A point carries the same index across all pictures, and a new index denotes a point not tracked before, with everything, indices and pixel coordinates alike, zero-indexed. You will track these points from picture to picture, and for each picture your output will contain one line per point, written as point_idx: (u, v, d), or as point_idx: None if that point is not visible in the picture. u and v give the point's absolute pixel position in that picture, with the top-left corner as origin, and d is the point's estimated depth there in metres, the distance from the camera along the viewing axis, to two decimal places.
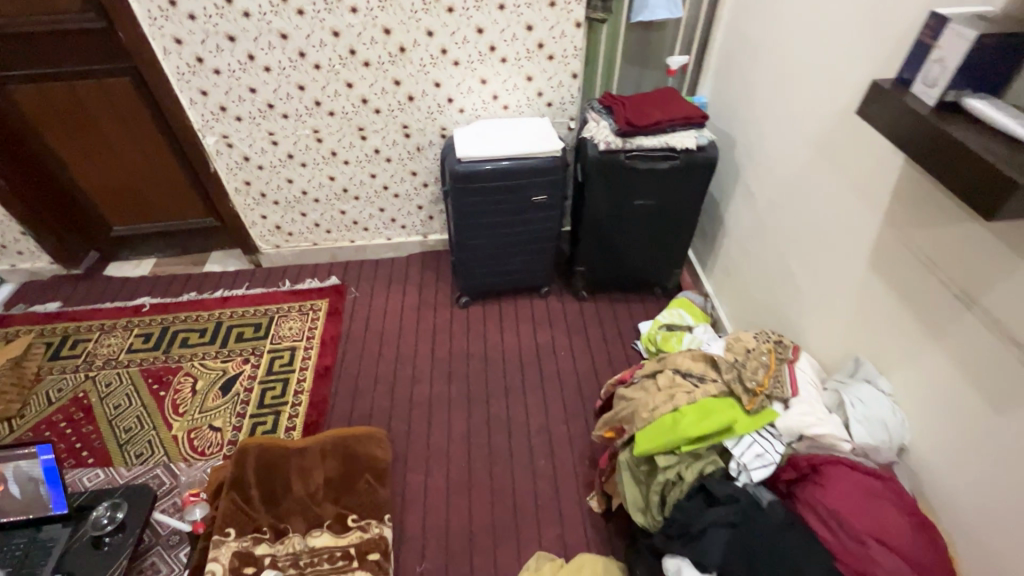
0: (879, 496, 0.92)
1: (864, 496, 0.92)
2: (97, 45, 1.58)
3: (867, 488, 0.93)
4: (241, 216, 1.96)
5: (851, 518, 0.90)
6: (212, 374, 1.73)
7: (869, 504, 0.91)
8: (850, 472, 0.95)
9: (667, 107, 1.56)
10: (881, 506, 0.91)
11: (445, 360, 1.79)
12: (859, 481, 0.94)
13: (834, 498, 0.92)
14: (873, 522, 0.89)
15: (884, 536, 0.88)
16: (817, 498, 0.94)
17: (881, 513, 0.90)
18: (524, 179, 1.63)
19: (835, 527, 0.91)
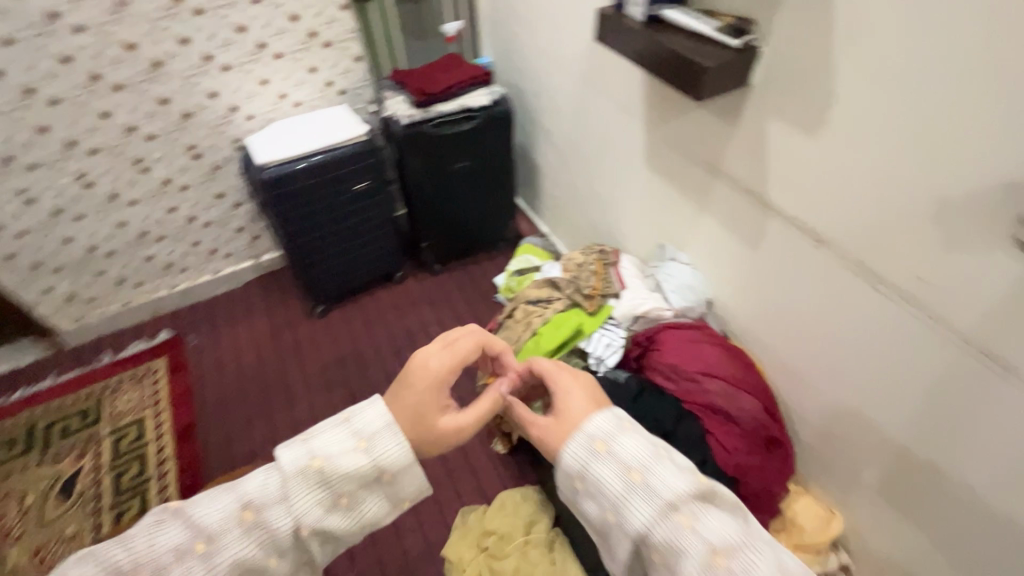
0: (700, 340, 1.14)
1: (688, 346, 1.13)
2: None
3: (689, 339, 1.14)
4: (18, 297, 1.64)
5: (682, 366, 1.10)
6: (42, 482, 1.46)
7: (693, 350, 1.12)
8: (675, 332, 1.16)
9: (452, 72, 1.65)
10: (701, 349, 1.12)
11: (318, 373, 1.73)
12: (682, 336, 1.15)
13: (667, 356, 1.12)
14: (698, 362, 1.10)
15: (708, 370, 1.09)
16: (657, 361, 1.13)
17: (702, 354, 1.11)
18: (338, 171, 1.60)
19: (676, 376, 1.10)
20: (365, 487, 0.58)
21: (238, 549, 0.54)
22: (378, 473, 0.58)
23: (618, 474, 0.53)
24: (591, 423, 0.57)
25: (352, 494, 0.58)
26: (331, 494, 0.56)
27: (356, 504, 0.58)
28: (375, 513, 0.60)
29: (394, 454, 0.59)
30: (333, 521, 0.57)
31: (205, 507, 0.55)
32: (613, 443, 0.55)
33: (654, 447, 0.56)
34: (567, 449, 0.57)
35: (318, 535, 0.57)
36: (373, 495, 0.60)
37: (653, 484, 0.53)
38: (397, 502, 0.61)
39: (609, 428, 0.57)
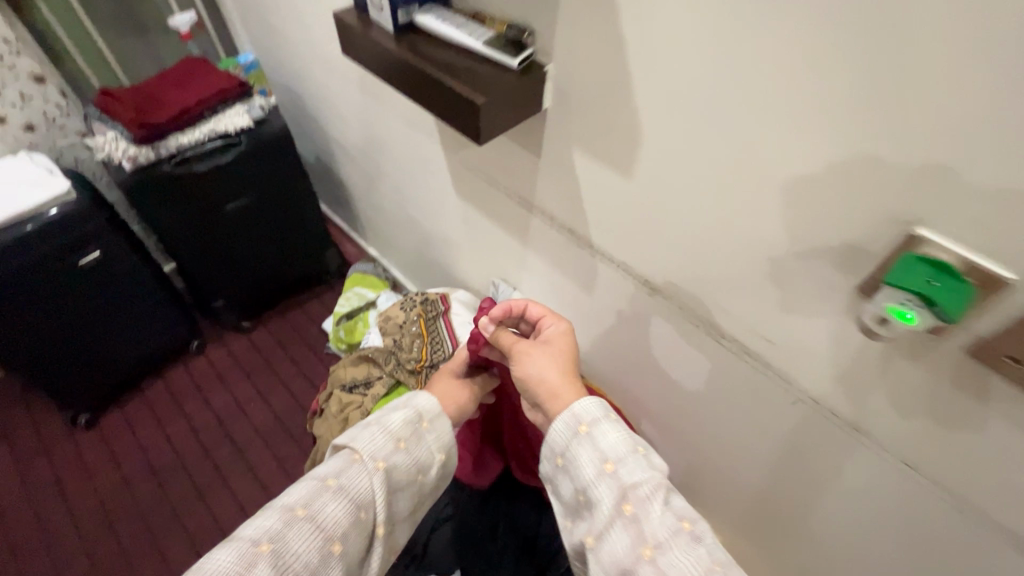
0: None
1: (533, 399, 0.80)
2: None
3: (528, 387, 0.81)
4: None
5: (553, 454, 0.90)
6: None
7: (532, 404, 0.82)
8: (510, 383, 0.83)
9: (189, 87, 1.21)
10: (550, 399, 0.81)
11: (95, 511, 1.29)
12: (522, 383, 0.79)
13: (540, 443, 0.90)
14: None
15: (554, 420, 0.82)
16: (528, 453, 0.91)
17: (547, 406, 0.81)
18: (42, 247, 1.12)
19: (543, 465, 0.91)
20: (416, 437, 0.56)
21: (329, 521, 0.48)
22: (419, 420, 0.57)
23: (612, 484, 0.53)
24: (580, 403, 0.57)
25: (412, 441, 0.56)
26: (393, 439, 0.54)
27: (417, 455, 0.56)
28: (434, 456, 0.58)
29: (427, 403, 0.59)
30: (401, 462, 0.54)
31: (258, 516, 0.48)
32: (597, 428, 0.55)
33: (637, 444, 0.55)
34: (554, 429, 0.57)
35: (386, 483, 0.53)
36: (427, 440, 0.58)
37: (627, 489, 0.52)
38: (438, 450, 0.58)
39: (598, 414, 0.56)
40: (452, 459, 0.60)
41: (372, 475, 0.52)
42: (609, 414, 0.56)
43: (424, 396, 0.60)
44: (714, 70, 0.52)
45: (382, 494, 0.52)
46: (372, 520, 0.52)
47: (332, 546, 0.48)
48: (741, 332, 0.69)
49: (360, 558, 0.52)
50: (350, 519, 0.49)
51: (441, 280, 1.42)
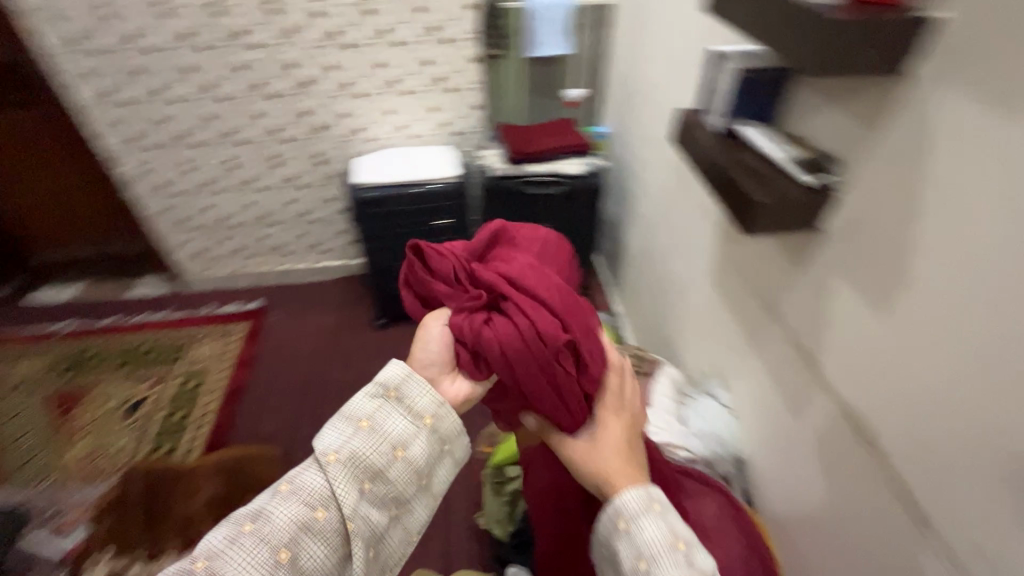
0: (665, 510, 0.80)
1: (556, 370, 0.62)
2: (8, 76, 1.62)
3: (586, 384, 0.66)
4: (164, 241, 1.97)
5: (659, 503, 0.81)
6: (124, 395, 1.73)
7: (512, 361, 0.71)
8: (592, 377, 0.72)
9: (555, 137, 1.65)
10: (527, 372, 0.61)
11: (355, 381, 1.80)
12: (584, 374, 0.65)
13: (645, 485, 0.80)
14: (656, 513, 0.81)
15: (495, 345, 0.61)
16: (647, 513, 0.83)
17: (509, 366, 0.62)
18: (426, 204, 1.68)
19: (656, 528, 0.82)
20: (381, 412, 0.63)
21: (269, 527, 0.56)
22: (383, 392, 0.64)
23: None
24: (621, 499, 0.60)
25: (376, 416, 0.63)
26: (352, 421, 0.62)
27: (383, 425, 0.63)
28: (421, 425, 0.64)
29: (390, 373, 0.65)
30: (362, 445, 0.61)
31: (207, 537, 0.56)
32: (636, 524, 0.59)
33: (676, 538, 0.58)
34: (603, 514, 0.62)
35: (349, 470, 0.59)
36: (394, 413, 0.63)
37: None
38: (420, 420, 0.64)
39: (639, 507, 0.60)
40: (444, 423, 0.66)
41: (327, 468, 0.59)
42: (650, 507, 0.60)
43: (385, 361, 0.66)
44: (995, 236, 0.53)
45: (330, 486, 0.59)
46: (332, 517, 0.59)
47: (283, 551, 0.55)
48: (948, 527, 0.60)
49: (337, 552, 0.59)
50: (301, 517, 0.57)
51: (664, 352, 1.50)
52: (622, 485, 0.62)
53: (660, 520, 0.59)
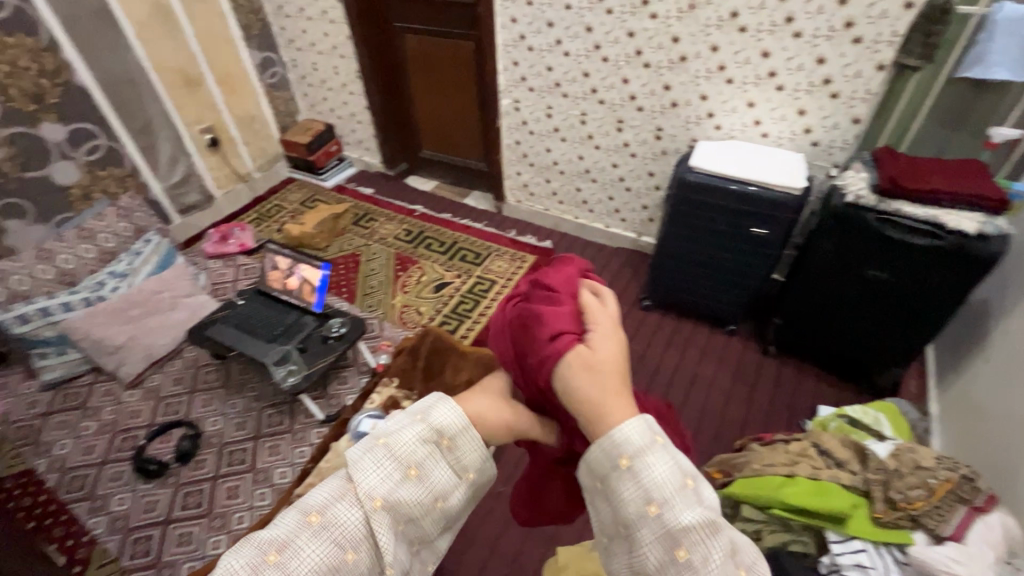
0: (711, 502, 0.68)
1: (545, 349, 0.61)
2: (460, 14, 2.07)
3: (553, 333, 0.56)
4: (504, 168, 2.33)
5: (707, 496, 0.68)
6: (437, 275, 2.18)
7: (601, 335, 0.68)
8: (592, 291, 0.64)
9: (952, 180, 1.32)
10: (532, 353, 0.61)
11: None
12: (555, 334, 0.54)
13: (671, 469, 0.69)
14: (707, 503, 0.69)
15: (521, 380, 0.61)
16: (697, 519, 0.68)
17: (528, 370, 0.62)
18: (751, 208, 1.57)
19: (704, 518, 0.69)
20: (429, 461, 0.57)
21: (302, 561, 0.50)
22: (437, 438, 0.58)
23: (652, 529, 0.46)
24: (622, 433, 0.47)
25: (426, 462, 0.57)
26: (400, 467, 0.56)
27: (429, 472, 0.57)
28: (460, 478, 0.59)
29: (442, 418, 0.59)
30: (407, 492, 0.55)
31: (230, 558, 0.50)
32: (641, 461, 0.47)
33: (684, 472, 0.48)
34: (590, 456, 0.50)
35: (389, 517, 0.54)
36: (440, 464, 0.58)
37: (679, 534, 0.45)
38: (461, 474, 0.59)
39: (640, 441, 0.48)
40: (482, 475, 0.61)
41: (368, 513, 0.54)
42: (648, 433, 0.48)
43: (439, 400, 0.60)
44: None
45: (367, 528, 0.54)
46: (361, 562, 0.53)
47: None
48: None
49: None
50: (329, 559, 0.52)
51: (995, 488, 1.14)
52: (619, 420, 0.49)
53: (665, 456, 0.48)
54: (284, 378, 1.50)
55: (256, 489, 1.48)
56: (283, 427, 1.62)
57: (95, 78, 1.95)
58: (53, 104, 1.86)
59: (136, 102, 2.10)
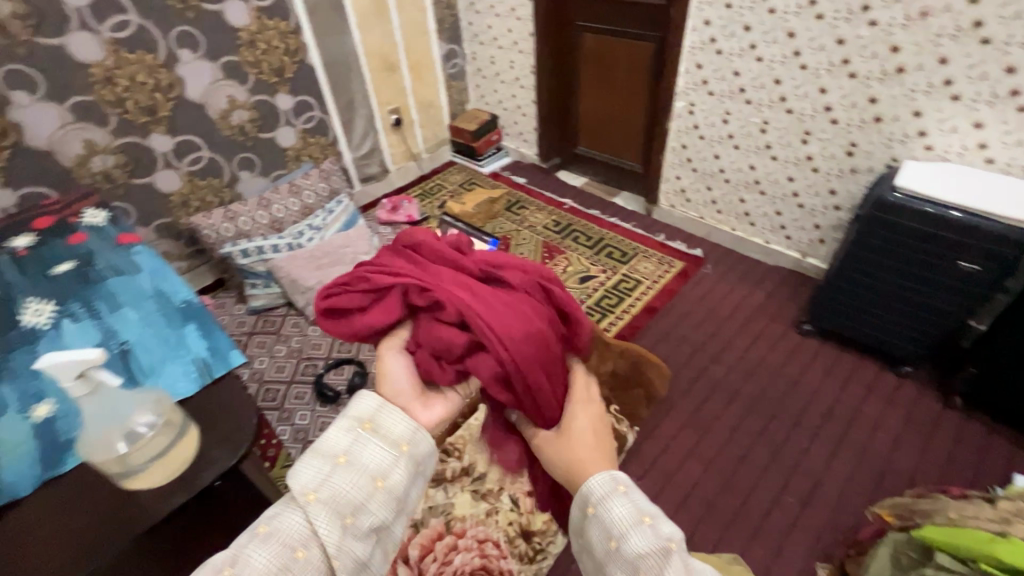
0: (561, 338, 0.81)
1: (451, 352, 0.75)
2: (648, 15, 2.10)
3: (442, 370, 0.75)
4: (664, 170, 2.32)
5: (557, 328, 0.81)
6: (581, 268, 2.23)
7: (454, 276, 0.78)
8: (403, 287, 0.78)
9: None
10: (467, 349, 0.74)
11: (754, 363, 1.79)
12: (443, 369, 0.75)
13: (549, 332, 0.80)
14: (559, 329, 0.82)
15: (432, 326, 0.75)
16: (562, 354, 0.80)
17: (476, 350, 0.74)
18: (963, 239, 1.40)
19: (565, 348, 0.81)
20: (356, 446, 0.66)
21: (259, 555, 0.56)
22: (359, 424, 0.68)
23: (621, 564, 0.62)
24: (587, 484, 0.67)
25: (352, 449, 0.66)
26: (329, 459, 0.64)
27: (360, 457, 0.65)
28: (397, 454, 0.67)
29: (363, 409, 0.69)
30: (344, 478, 0.63)
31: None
32: (603, 505, 0.65)
33: (642, 512, 0.64)
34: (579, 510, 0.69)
35: (329, 507, 0.61)
36: (371, 445, 0.66)
37: (637, 558, 0.60)
38: (395, 448, 0.67)
39: (606, 488, 0.67)
40: (416, 448, 0.69)
41: (307, 507, 0.60)
42: (611, 482, 0.67)
43: (353, 402, 0.70)
44: None
45: (318, 519, 0.60)
46: (317, 552, 0.59)
47: None
48: None
49: None
50: (285, 546, 0.57)
51: None
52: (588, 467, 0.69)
53: (626, 498, 0.65)
54: None
55: None
56: None
57: (321, 59, 2.28)
58: (288, 78, 2.21)
59: (346, 81, 2.41)
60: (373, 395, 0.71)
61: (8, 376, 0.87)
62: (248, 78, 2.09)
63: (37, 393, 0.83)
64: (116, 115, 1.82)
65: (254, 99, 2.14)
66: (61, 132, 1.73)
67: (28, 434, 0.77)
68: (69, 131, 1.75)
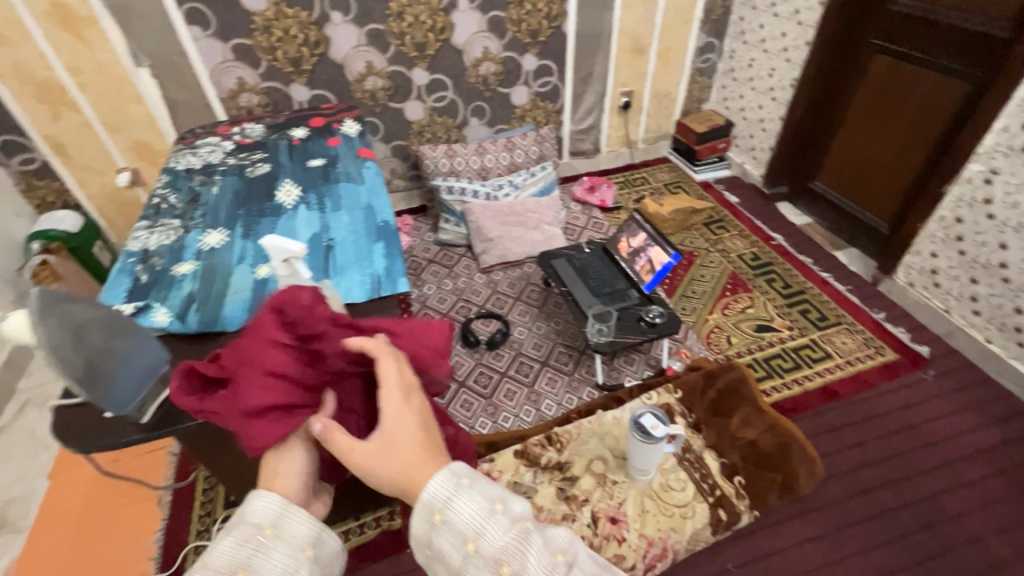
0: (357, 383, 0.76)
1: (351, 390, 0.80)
2: (976, 47, 1.66)
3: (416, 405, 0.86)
4: (916, 240, 1.89)
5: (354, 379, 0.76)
6: (764, 315, 1.97)
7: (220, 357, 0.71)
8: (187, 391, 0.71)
9: None
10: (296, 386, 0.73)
11: (945, 512, 1.41)
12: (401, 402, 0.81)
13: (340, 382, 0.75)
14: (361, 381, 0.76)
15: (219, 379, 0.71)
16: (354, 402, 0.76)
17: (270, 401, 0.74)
18: None
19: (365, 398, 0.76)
20: (255, 559, 0.60)
21: None
22: (258, 529, 0.62)
23: (487, 572, 0.58)
24: (427, 490, 0.62)
25: (257, 554, 0.60)
26: (226, 574, 0.58)
27: (263, 561, 0.60)
28: (299, 558, 0.62)
29: (264, 509, 0.64)
30: None
31: None
32: (448, 508, 0.61)
33: (492, 501, 0.62)
34: (420, 529, 0.63)
35: None
36: (276, 546, 0.62)
37: (501, 553, 0.59)
38: (299, 552, 0.63)
39: (450, 492, 0.61)
40: (323, 547, 0.65)
41: None
42: (456, 477, 0.63)
43: (250, 505, 0.65)
44: None
45: None
46: None
47: None
48: None
49: None
50: None
51: None
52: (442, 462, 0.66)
53: (473, 493, 0.62)
54: (592, 334, 1.61)
55: (525, 404, 1.67)
56: (565, 368, 1.77)
57: (577, 28, 2.31)
58: (541, 41, 2.29)
59: (592, 55, 2.41)
60: (276, 496, 0.66)
61: (254, 236, 1.10)
62: (506, 34, 2.22)
63: (264, 256, 1.05)
64: (395, 45, 2.11)
65: (505, 55, 2.28)
66: (353, 51, 2.08)
67: (250, 286, 0.98)
68: (359, 51, 2.09)
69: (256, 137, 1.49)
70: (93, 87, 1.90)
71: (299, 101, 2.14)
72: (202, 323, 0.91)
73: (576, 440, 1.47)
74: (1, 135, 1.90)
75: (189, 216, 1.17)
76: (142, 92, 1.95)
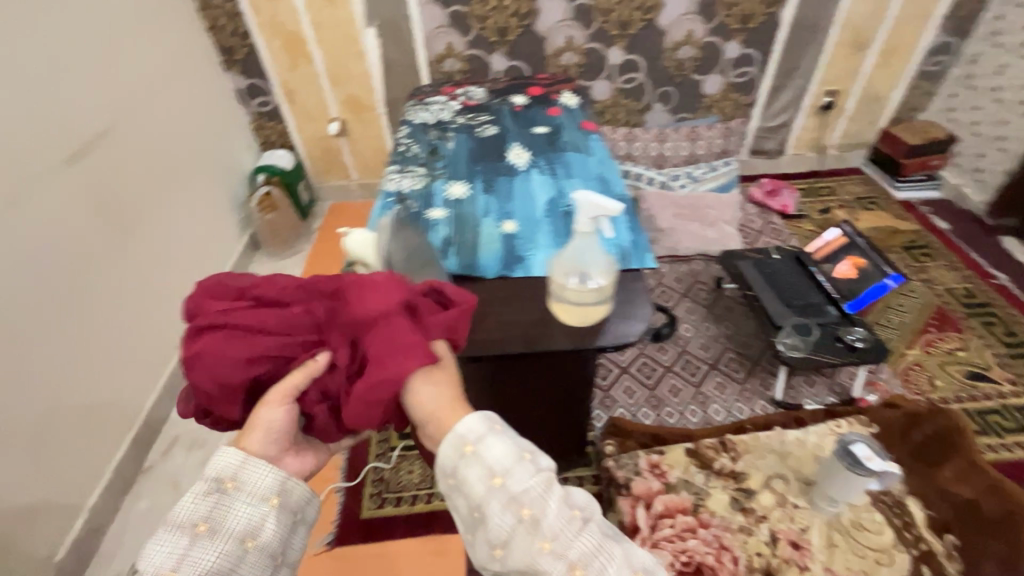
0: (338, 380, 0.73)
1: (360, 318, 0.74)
2: None
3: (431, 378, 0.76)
4: None
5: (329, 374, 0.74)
6: (977, 361, 1.71)
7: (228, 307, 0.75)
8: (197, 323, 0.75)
9: None
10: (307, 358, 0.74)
11: None
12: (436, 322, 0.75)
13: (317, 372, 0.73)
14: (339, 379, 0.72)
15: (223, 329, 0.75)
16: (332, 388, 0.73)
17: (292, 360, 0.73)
18: None
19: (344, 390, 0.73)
20: (217, 510, 0.64)
21: None
22: (219, 483, 0.65)
23: (505, 515, 0.55)
24: (462, 425, 0.60)
25: (219, 508, 0.64)
26: (187, 530, 0.61)
27: (225, 516, 0.63)
28: (264, 507, 0.66)
29: (223, 465, 0.67)
30: (211, 543, 0.61)
31: None
32: (480, 444, 0.58)
33: (521, 449, 0.59)
34: (440, 457, 0.60)
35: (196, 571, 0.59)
36: (237, 498, 0.65)
37: (522, 497, 0.56)
38: (264, 501, 0.66)
39: (481, 430, 0.59)
40: (293, 492, 0.69)
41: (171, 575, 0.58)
42: (489, 422, 0.60)
43: (209, 460, 0.67)
44: None
45: None
46: None
47: None
48: None
49: None
50: None
51: None
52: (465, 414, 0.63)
53: (503, 439, 0.59)
54: (784, 345, 1.49)
55: (690, 403, 1.60)
56: (736, 376, 1.67)
57: (794, 16, 2.12)
58: (751, 28, 2.14)
59: (803, 47, 2.21)
60: (234, 450, 0.68)
61: (495, 193, 1.16)
62: (715, 18, 2.10)
63: (508, 213, 1.09)
64: (600, 22, 2.09)
65: (707, 40, 2.16)
66: (558, 24, 2.09)
67: (500, 239, 1.03)
68: (563, 25, 2.09)
69: (480, 100, 1.55)
70: (327, 43, 2.10)
71: (496, 70, 2.21)
72: (461, 265, 0.97)
73: (753, 453, 1.39)
74: (250, 79, 2.19)
75: (432, 167, 1.26)
76: (364, 50, 2.13)
